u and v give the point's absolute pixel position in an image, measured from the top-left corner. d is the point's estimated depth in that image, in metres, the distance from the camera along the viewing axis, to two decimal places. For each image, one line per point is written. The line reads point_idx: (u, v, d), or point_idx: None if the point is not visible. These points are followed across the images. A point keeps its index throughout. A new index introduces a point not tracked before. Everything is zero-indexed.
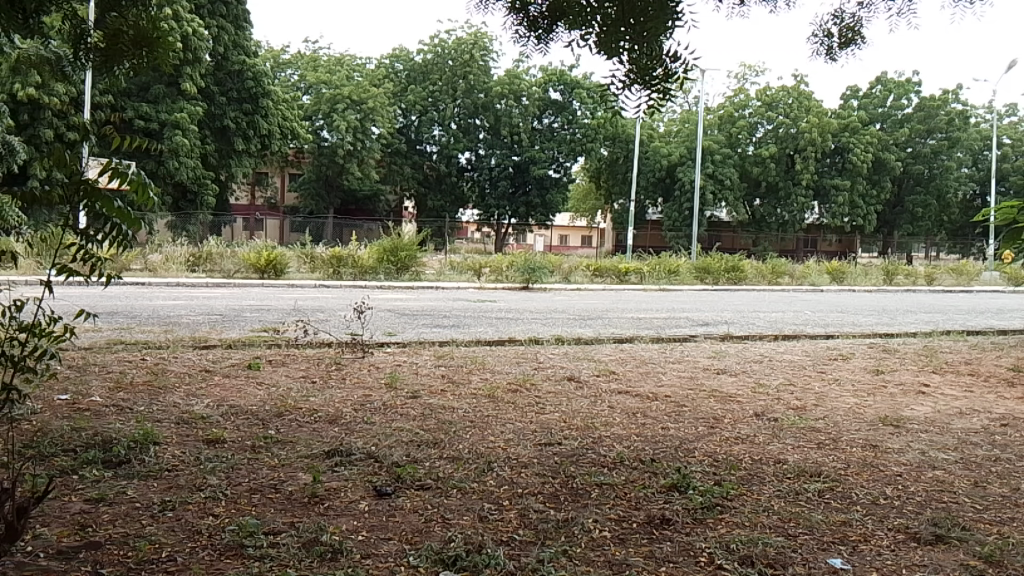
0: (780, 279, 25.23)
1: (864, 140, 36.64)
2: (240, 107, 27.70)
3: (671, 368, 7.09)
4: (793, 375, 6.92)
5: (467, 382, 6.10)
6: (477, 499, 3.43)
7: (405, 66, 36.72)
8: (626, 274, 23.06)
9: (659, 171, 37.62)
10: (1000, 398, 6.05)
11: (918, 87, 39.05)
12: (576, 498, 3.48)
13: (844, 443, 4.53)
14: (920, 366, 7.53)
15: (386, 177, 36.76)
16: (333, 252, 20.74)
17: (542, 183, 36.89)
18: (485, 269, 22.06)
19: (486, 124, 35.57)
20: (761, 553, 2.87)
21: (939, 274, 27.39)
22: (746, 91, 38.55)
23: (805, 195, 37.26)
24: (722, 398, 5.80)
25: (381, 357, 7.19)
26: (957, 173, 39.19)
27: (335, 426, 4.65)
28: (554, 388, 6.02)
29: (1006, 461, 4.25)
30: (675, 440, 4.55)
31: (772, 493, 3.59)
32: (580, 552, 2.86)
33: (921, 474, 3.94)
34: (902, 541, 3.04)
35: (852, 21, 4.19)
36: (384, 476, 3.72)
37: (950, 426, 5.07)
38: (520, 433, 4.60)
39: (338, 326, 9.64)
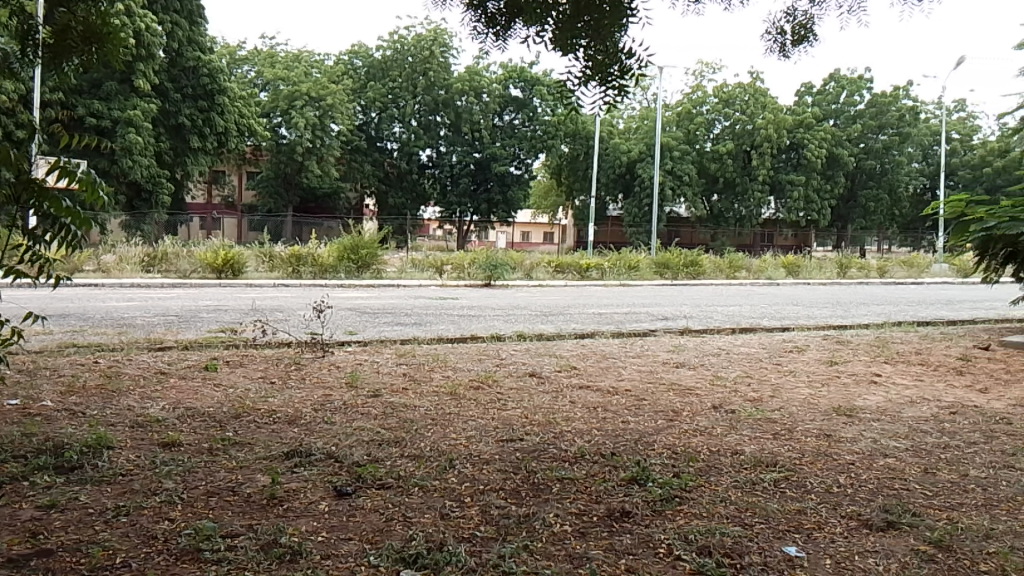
0: (737, 273, 25.62)
1: (818, 136, 37.31)
2: (195, 104, 27.22)
3: (631, 362, 7.15)
4: (750, 367, 7.03)
5: (428, 380, 6.08)
6: (439, 497, 3.42)
7: (365, 62, 36.39)
8: (587, 270, 23.15)
9: (619, 168, 37.88)
10: (948, 387, 6.23)
11: (870, 83, 39.84)
12: (538, 493, 3.49)
13: (798, 433, 4.63)
14: (872, 357, 7.70)
15: (346, 175, 36.46)
16: (293, 251, 20.55)
17: (504, 181, 36.91)
18: (447, 267, 22.02)
19: (447, 120, 35.39)
20: (718, 543, 2.91)
21: (891, 267, 28.05)
22: (703, 88, 38.98)
23: (762, 190, 37.81)
24: (681, 391, 5.87)
25: (341, 356, 7.13)
26: (908, 168, 40.10)
27: (294, 427, 4.59)
28: (516, 384, 6.04)
29: (955, 448, 4.37)
30: (635, 433, 4.59)
31: (729, 483, 3.64)
32: (541, 547, 2.86)
33: (873, 462, 4.04)
34: (854, 528, 3.11)
35: (804, 19, 4.25)
36: (345, 476, 3.69)
37: (901, 414, 5.21)
38: (481, 430, 4.60)
39: (297, 326, 9.53)
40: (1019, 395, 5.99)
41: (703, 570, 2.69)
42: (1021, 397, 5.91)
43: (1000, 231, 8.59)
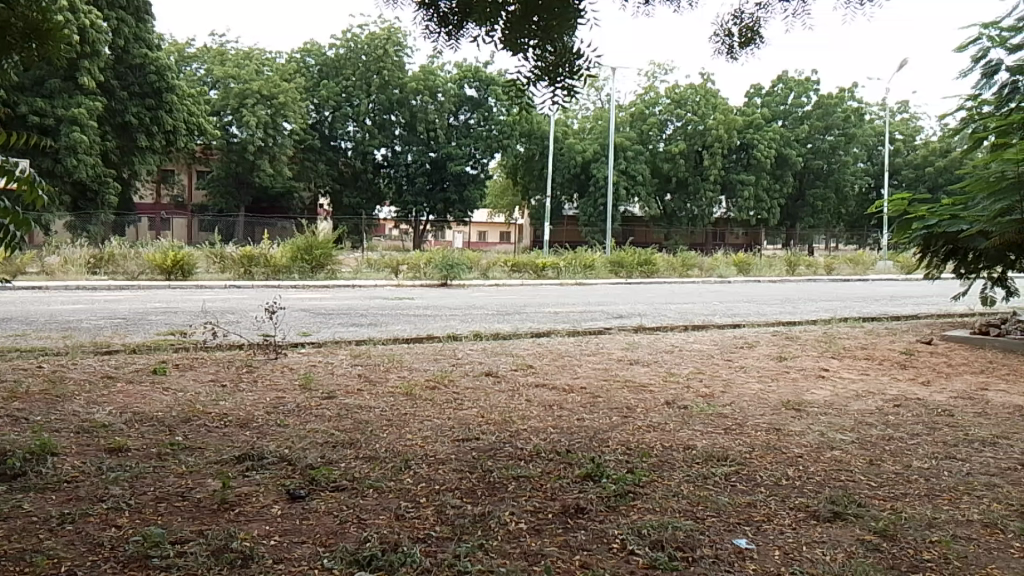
0: (690, 271, 26.04)
1: (767, 137, 38.07)
2: (143, 102, 26.60)
3: (586, 360, 7.21)
4: (702, 363, 7.15)
5: (384, 381, 6.03)
6: (394, 497, 3.40)
7: (317, 61, 36.00)
8: (543, 269, 23.22)
9: (574, 168, 38.12)
10: (892, 380, 6.42)
11: (816, 85, 40.83)
12: (493, 491, 3.49)
13: (749, 428, 4.72)
14: (820, 352, 7.88)
15: (299, 175, 36.05)
16: (244, 252, 20.12)
17: (460, 180, 36.84)
18: (403, 266, 21.91)
19: (402, 120, 35.21)
20: (671, 537, 2.95)
21: (837, 265, 28.76)
22: (655, 89, 39.41)
23: (713, 190, 38.45)
24: (635, 388, 5.94)
25: (294, 357, 7.04)
26: (853, 168, 41.11)
27: (246, 431, 4.52)
28: (472, 383, 6.03)
29: (899, 440, 4.50)
30: (590, 430, 4.63)
31: (682, 478, 3.69)
32: (496, 545, 2.87)
33: (820, 455, 4.13)
34: (802, 519, 3.18)
35: (751, 22, 4.32)
36: (298, 479, 3.64)
37: (847, 408, 5.34)
38: (438, 430, 4.59)
39: (249, 328, 9.37)
40: (958, 388, 6.19)
41: (656, 565, 2.73)
42: (960, 390, 6.10)
43: (940, 228, 8.99)
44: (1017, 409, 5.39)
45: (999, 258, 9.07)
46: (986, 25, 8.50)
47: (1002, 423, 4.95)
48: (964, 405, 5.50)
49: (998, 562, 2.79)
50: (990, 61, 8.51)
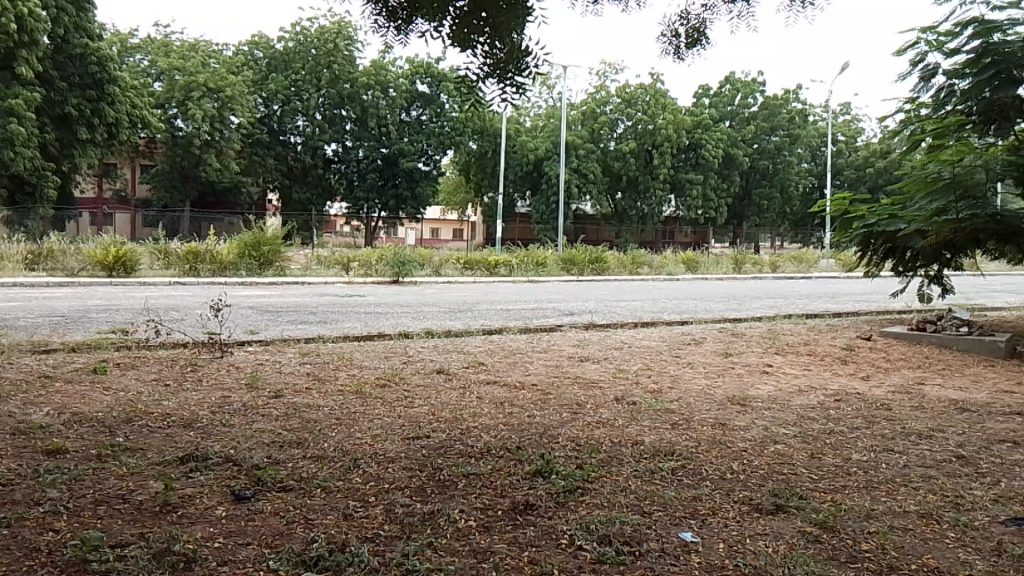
0: (639, 269, 26.37)
1: (715, 137, 38.75)
2: (83, 93, 25.75)
3: (538, 357, 7.23)
4: (651, 360, 7.24)
5: (333, 379, 5.97)
6: (342, 497, 3.37)
7: (265, 54, 35.38)
8: (495, 267, 23.24)
9: (526, 165, 38.18)
10: (833, 376, 6.60)
11: (762, 86, 41.72)
12: (443, 489, 3.48)
13: (695, 423, 4.79)
14: (765, 348, 8.05)
15: (247, 169, 35.37)
16: (190, 248, 19.66)
17: (412, 177, 36.57)
18: (353, 264, 21.70)
19: (353, 115, 34.86)
20: (618, 531, 2.98)
21: (781, 262, 29.43)
22: (606, 89, 39.68)
23: (663, 189, 38.95)
24: (585, 384, 5.99)
25: (241, 356, 6.91)
26: (798, 168, 42.08)
27: (190, 431, 4.42)
28: (423, 381, 6.00)
29: (839, 433, 4.62)
30: (540, 427, 4.65)
31: (630, 473, 3.74)
32: (444, 544, 2.86)
33: (763, 449, 4.22)
34: (745, 512, 3.25)
35: (697, 22, 4.39)
36: (244, 480, 3.58)
37: (790, 403, 5.46)
38: (387, 428, 4.56)
39: (194, 325, 9.17)
40: (895, 382, 6.40)
41: (604, 559, 2.76)
42: (897, 384, 6.31)
43: (880, 228, 9.24)
44: (950, 402, 5.60)
45: (936, 257, 9.34)
46: (924, 30, 8.75)
47: (937, 416, 5.13)
48: (900, 399, 5.69)
49: (933, 551, 2.88)
50: (928, 65, 8.77)
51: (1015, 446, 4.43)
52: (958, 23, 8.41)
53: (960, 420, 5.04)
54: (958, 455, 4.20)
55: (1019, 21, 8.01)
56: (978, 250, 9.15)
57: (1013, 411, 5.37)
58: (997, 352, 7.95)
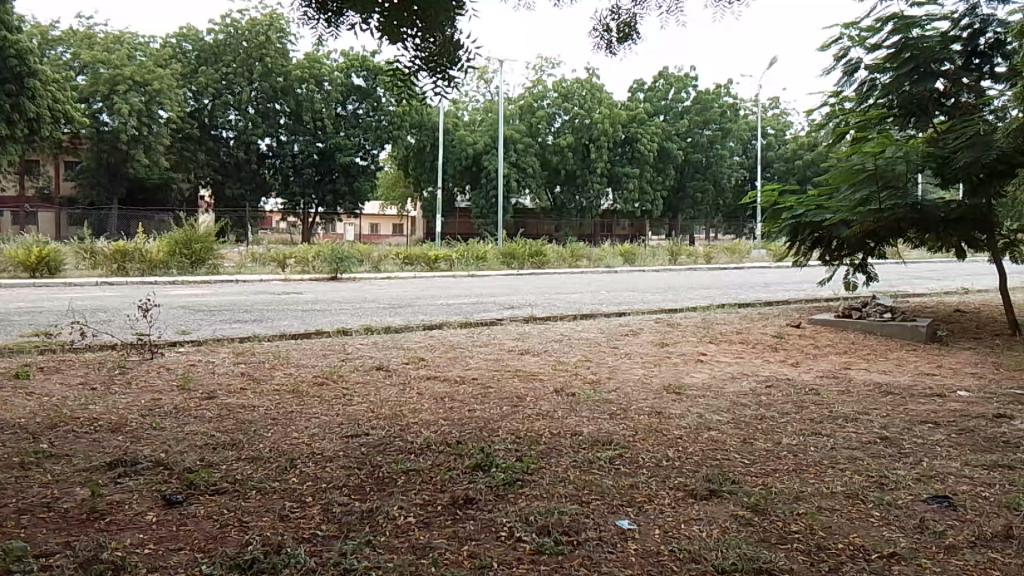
0: (578, 262, 26.55)
1: (649, 131, 39.31)
2: (2, 88, 24.52)
3: (477, 351, 7.22)
4: (589, 351, 7.32)
5: (268, 378, 5.85)
6: (278, 498, 3.30)
7: (194, 46, 34.24)
8: (435, 261, 23.13)
9: (464, 160, 37.97)
10: (764, 362, 6.79)
11: (694, 81, 42.60)
12: (383, 486, 3.45)
13: (632, 412, 4.87)
14: (699, 337, 8.21)
15: (178, 165, 34.30)
16: (117, 246, 19.00)
17: (349, 172, 36.07)
18: (290, 260, 21.25)
19: (287, 108, 34.01)
20: (556, 522, 3.01)
21: (715, 253, 30.05)
22: (543, 83, 39.65)
23: (601, 182, 39.32)
24: (525, 376, 6.03)
25: (172, 357, 6.72)
26: (729, 161, 42.97)
27: (119, 435, 4.29)
28: (362, 378, 5.94)
29: (770, 419, 4.75)
30: (481, 420, 4.65)
31: (568, 463, 3.78)
32: (383, 541, 2.84)
33: (697, 436, 4.31)
34: (681, 498, 3.31)
35: (628, 17, 4.41)
36: (175, 484, 3.49)
37: (724, 390, 5.59)
38: (325, 427, 4.49)
39: (123, 327, 8.87)
40: (823, 367, 6.62)
41: (543, 549, 2.78)
42: (824, 368, 6.53)
43: (807, 218, 9.48)
44: (875, 385, 5.81)
45: (860, 246, 9.63)
46: (847, 26, 9.02)
47: (862, 400, 5.33)
48: (828, 384, 5.88)
49: (859, 530, 2.99)
50: (850, 60, 9.06)
51: (936, 426, 4.62)
52: (878, 19, 8.71)
53: (884, 402, 5.25)
54: (882, 436, 4.37)
55: (935, 17, 8.35)
56: (899, 239, 9.46)
57: (933, 393, 5.61)
58: (919, 337, 8.27)
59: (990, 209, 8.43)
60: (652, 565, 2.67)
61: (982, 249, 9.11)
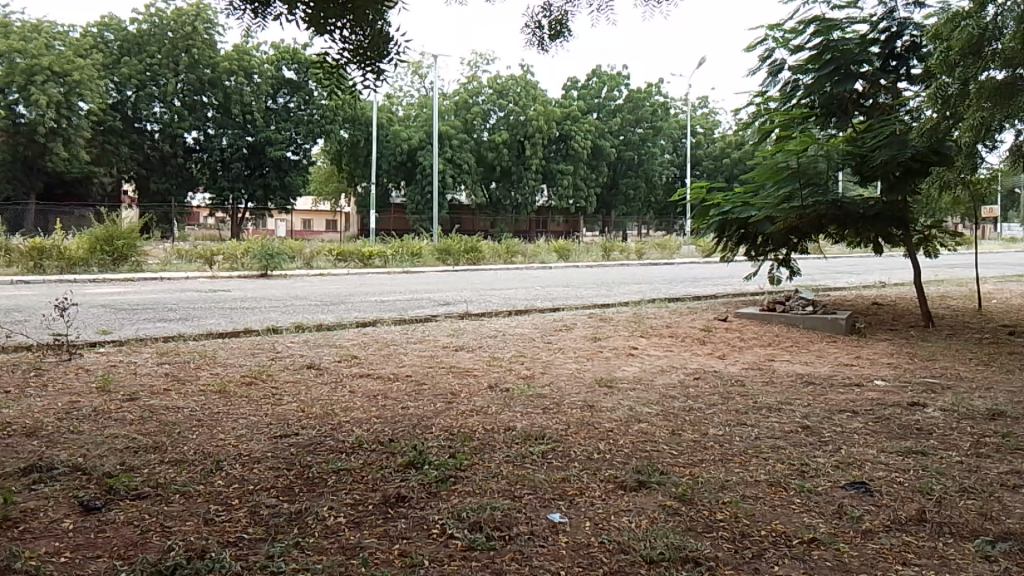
0: (514, 258, 26.62)
1: (583, 129, 39.62)
2: None
3: (411, 348, 7.18)
4: (523, 346, 7.36)
5: (194, 379, 5.67)
6: (203, 502, 3.21)
7: (117, 36, 32.85)
8: (369, 258, 22.85)
9: (399, 156, 37.60)
10: (692, 355, 6.96)
11: (627, 80, 43.29)
12: (312, 487, 3.40)
13: (565, 406, 4.91)
14: (630, 332, 8.33)
15: (99, 158, 32.81)
16: (32, 243, 18.13)
17: (280, 166, 35.49)
18: (217, 256, 20.62)
19: (215, 101, 33.09)
20: (488, 517, 3.01)
21: (647, 249, 30.53)
22: (477, 79, 39.67)
23: (536, 179, 39.51)
24: (460, 372, 6.03)
25: (91, 358, 6.46)
26: (661, 159, 43.65)
27: (33, 440, 4.09)
28: (292, 377, 5.83)
29: (698, 410, 4.85)
30: (414, 418, 4.62)
31: (501, 459, 3.78)
32: (312, 542, 2.79)
33: (628, 428, 4.38)
34: (611, 490, 3.36)
35: (560, 15, 4.35)
36: (93, 489, 3.36)
37: (653, 382, 5.71)
38: (253, 427, 4.39)
39: (38, 327, 8.48)
40: (748, 360, 6.79)
41: (474, 546, 2.78)
42: (750, 361, 6.71)
43: (734, 215, 9.68)
44: (797, 376, 6.00)
45: (784, 242, 9.91)
46: (771, 27, 9.27)
47: (785, 390, 5.50)
48: (753, 375, 6.04)
49: (781, 517, 3.08)
50: (774, 61, 9.31)
51: (853, 415, 4.80)
52: (801, 22, 8.98)
53: (806, 392, 5.42)
54: (804, 425, 4.51)
55: (855, 20, 8.65)
56: (820, 234, 9.78)
57: (851, 382, 5.83)
58: (838, 329, 8.59)
59: (905, 206, 8.80)
60: (581, 557, 2.70)
61: (897, 245, 9.50)
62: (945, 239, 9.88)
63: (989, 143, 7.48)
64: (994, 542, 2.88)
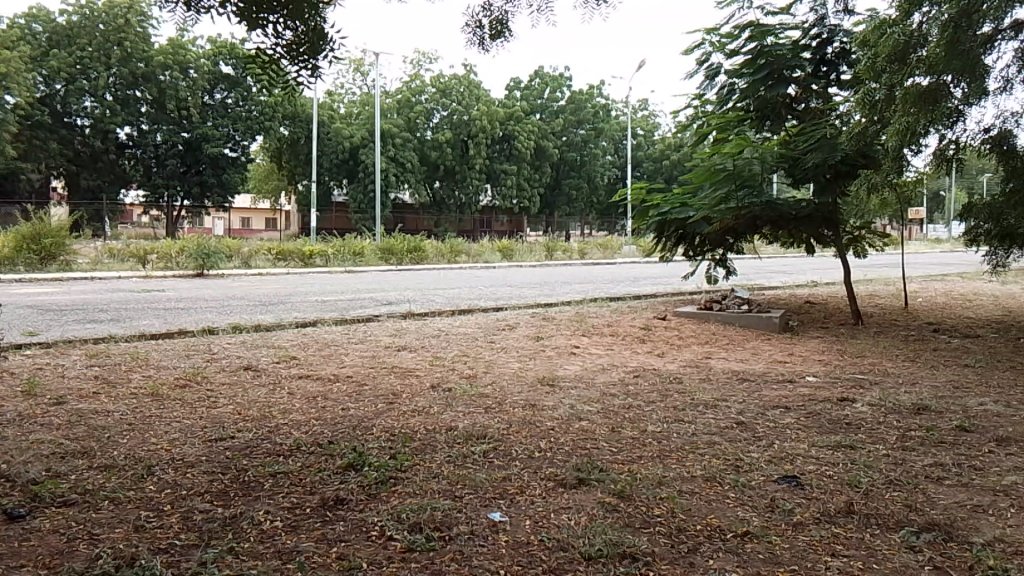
0: (457, 257, 26.56)
1: (526, 129, 39.77)
2: None
3: (352, 349, 7.09)
4: (466, 346, 7.35)
5: (125, 382, 5.50)
6: (133, 507, 3.12)
7: (46, 28, 31.43)
8: (310, 257, 22.56)
9: (341, 154, 37.12)
10: (633, 353, 7.05)
11: (569, 82, 43.64)
12: (248, 491, 3.32)
13: (507, 405, 4.92)
14: (572, 331, 8.39)
15: (26, 155, 31.44)
16: None
17: (216, 164, 34.92)
18: (151, 256, 20.05)
19: (149, 96, 31.90)
20: (428, 518, 3.00)
21: (589, 249, 30.80)
22: (420, 78, 39.40)
23: (479, 179, 39.52)
24: (402, 372, 5.99)
25: (15, 360, 6.21)
26: (603, 160, 44.11)
27: None
28: (228, 378, 5.70)
29: (637, 407, 4.93)
30: (355, 419, 4.57)
31: (442, 459, 3.77)
32: (247, 547, 2.74)
33: (569, 426, 4.42)
34: (551, 488, 3.38)
35: (500, 15, 4.34)
36: (16, 497, 3.22)
37: (595, 380, 5.78)
38: (187, 431, 4.28)
39: None
40: (686, 357, 6.92)
41: (414, 547, 2.76)
42: (687, 359, 6.82)
43: (672, 215, 9.82)
44: (733, 373, 6.13)
45: (720, 242, 10.14)
46: (708, 32, 9.46)
47: (722, 387, 5.62)
48: (690, 372, 6.15)
49: (716, 511, 3.14)
50: (711, 65, 9.50)
51: (786, 410, 4.94)
52: (736, 27, 9.18)
53: (741, 389, 5.55)
54: (738, 421, 4.62)
55: (788, 26, 8.89)
56: (755, 234, 10.02)
57: (784, 379, 6.00)
58: (772, 327, 8.80)
59: (835, 208, 9.08)
60: (521, 555, 2.71)
61: (828, 245, 9.79)
62: (874, 239, 10.22)
63: (914, 147, 7.77)
64: (918, 532, 3.00)
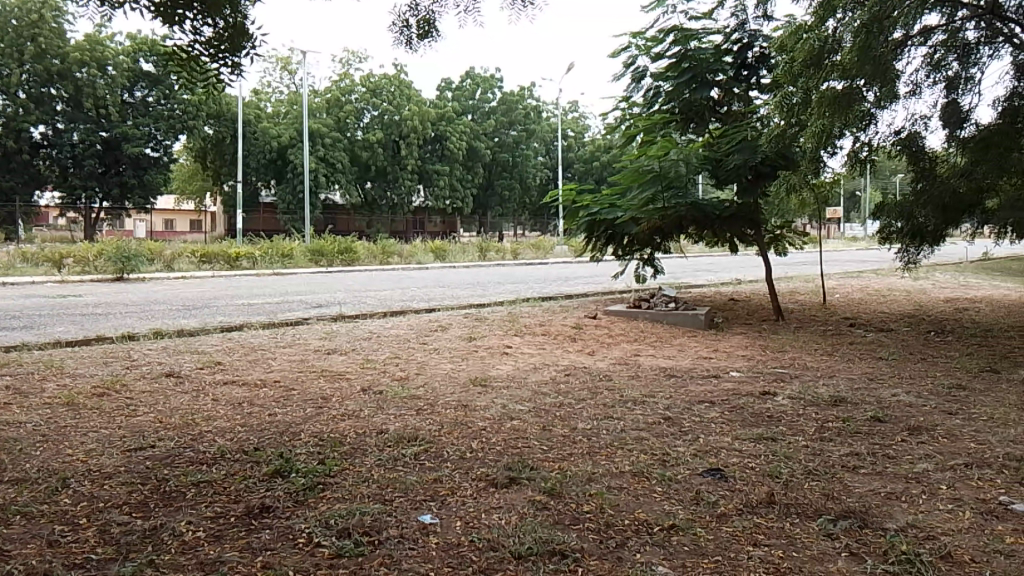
0: (390, 258, 26.24)
1: (458, 130, 39.80)
2: None
3: (280, 353, 6.95)
4: (397, 347, 7.30)
5: (38, 392, 5.24)
6: (46, 522, 2.99)
7: None
8: (237, 259, 21.92)
9: (269, 153, 36.19)
10: (564, 352, 7.13)
11: (500, 83, 43.79)
12: (169, 502, 3.23)
13: (438, 407, 4.90)
14: (505, 331, 8.41)
15: None
16: None
17: (138, 163, 33.88)
18: (67, 259, 19.19)
19: (64, 93, 30.46)
20: (357, 523, 2.97)
21: (522, 249, 30.93)
22: (350, 77, 38.88)
23: (411, 179, 39.20)
24: (332, 376, 5.90)
25: None
26: (534, 161, 44.38)
27: None
28: (149, 386, 5.50)
29: (568, 405, 4.98)
30: (282, 425, 4.47)
31: (373, 463, 3.73)
32: (168, 560, 2.66)
33: (501, 426, 4.43)
34: (482, 488, 3.39)
35: (427, 15, 4.31)
36: None
37: (526, 379, 5.81)
38: (104, 441, 4.12)
39: None
40: (615, 355, 7.02)
41: (342, 553, 2.73)
42: (616, 357, 6.92)
43: (601, 216, 9.94)
44: (660, 370, 6.25)
45: (648, 241, 10.32)
46: (634, 35, 9.61)
47: (650, 384, 5.72)
48: (619, 370, 6.25)
49: (643, 506, 3.20)
50: (637, 68, 9.67)
51: (711, 405, 5.06)
52: (660, 31, 9.37)
53: (669, 385, 5.67)
54: (666, 417, 4.71)
55: (711, 30, 9.12)
56: (681, 234, 10.25)
57: (710, 374, 6.16)
58: (698, 324, 9.01)
59: (757, 208, 9.36)
60: (451, 557, 2.71)
61: (750, 244, 10.09)
62: (794, 238, 10.60)
63: (830, 148, 8.07)
64: (836, 520, 3.12)
